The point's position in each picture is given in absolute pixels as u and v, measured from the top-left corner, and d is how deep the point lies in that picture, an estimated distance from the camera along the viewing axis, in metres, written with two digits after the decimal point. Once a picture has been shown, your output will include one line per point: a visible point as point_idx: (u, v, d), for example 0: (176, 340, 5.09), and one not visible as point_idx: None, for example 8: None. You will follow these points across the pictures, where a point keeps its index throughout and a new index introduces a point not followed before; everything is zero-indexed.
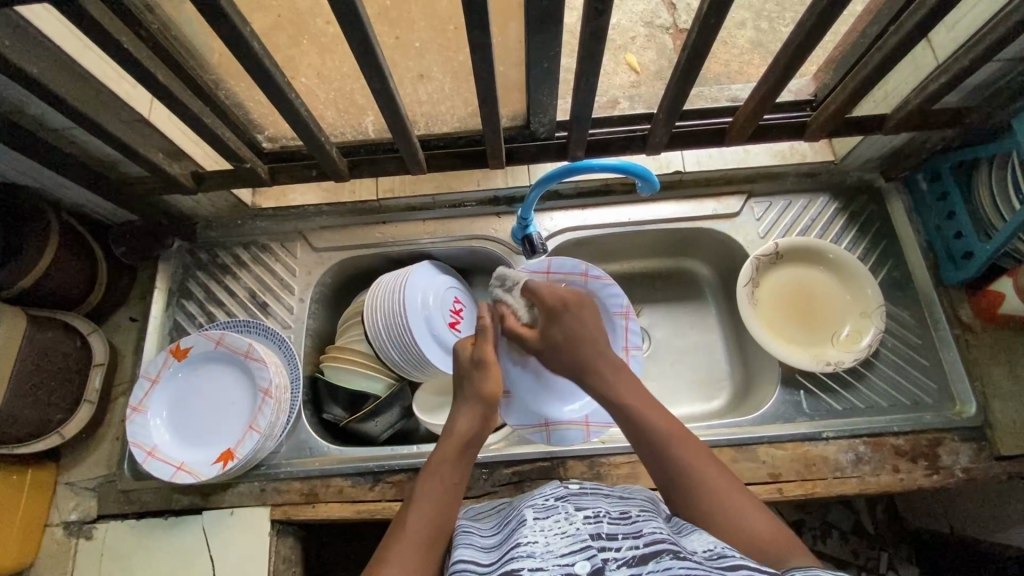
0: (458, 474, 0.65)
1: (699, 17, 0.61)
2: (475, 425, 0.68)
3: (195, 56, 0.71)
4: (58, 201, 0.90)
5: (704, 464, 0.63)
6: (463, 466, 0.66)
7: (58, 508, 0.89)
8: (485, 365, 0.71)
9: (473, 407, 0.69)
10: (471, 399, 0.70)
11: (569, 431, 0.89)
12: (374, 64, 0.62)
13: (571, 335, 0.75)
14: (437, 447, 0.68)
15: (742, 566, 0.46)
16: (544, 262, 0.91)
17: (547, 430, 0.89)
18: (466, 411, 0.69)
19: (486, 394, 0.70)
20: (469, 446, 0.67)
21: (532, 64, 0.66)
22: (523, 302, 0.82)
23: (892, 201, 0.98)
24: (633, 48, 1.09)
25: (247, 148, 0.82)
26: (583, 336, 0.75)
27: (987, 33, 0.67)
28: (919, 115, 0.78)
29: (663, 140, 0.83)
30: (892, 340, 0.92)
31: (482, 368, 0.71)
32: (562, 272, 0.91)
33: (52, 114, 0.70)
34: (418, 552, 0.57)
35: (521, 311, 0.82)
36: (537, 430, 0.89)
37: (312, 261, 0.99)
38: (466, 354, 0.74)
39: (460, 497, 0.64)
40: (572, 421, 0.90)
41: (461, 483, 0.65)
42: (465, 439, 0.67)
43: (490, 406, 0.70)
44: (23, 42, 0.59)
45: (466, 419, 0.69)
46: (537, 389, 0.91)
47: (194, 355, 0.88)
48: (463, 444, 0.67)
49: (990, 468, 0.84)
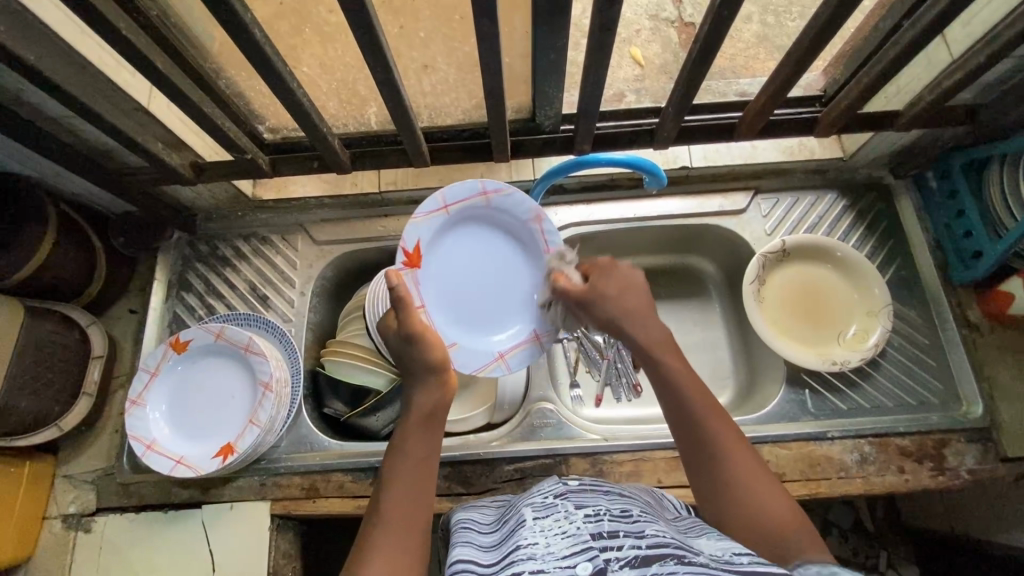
0: (427, 449, 0.61)
1: (711, 9, 0.60)
2: (434, 397, 0.64)
3: (195, 44, 0.69)
4: (56, 190, 0.89)
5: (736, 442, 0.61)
6: (433, 438, 0.63)
7: (57, 501, 0.89)
8: (416, 338, 0.66)
9: (428, 381, 0.65)
10: (420, 376, 0.66)
11: (523, 351, 0.81)
12: (378, 54, 0.61)
13: (621, 291, 0.70)
14: (399, 426, 0.64)
15: (749, 569, 0.45)
16: (436, 197, 0.76)
17: (503, 361, 0.81)
18: (423, 388, 0.65)
19: (432, 363, 0.66)
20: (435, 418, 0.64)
21: (539, 56, 0.65)
22: (581, 270, 0.75)
23: (901, 199, 0.97)
24: (638, 41, 1.08)
25: (248, 139, 0.81)
26: (625, 293, 0.70)
27: (1004, 28, 0.66)
28: (931, 112, 0.77)
29: (671, 135, 0.82)
30: (899, 340, 0.91)
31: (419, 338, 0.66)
32: (458, 201, 0.77)
33: (49, 102, 0.69)
34: (400, 533, 0.55)
35: (576, 276, 0.75)
36: (494, 366, 0.81)
37: (313, 254, 0.98)
38: (392, 333, 0.69)
39: (433, 470, 0.61)
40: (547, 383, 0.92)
41: (433, 455, 0.62)
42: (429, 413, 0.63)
43: (442, 373, 0.66)
44: (19, 29, 0.58)
45: (424, 394, 0.65)
46: (473, 324, 0.81)
47: (194, 348, 0.87)
48: (425, 419, 0.63)
49: (996, 469, 0.84)
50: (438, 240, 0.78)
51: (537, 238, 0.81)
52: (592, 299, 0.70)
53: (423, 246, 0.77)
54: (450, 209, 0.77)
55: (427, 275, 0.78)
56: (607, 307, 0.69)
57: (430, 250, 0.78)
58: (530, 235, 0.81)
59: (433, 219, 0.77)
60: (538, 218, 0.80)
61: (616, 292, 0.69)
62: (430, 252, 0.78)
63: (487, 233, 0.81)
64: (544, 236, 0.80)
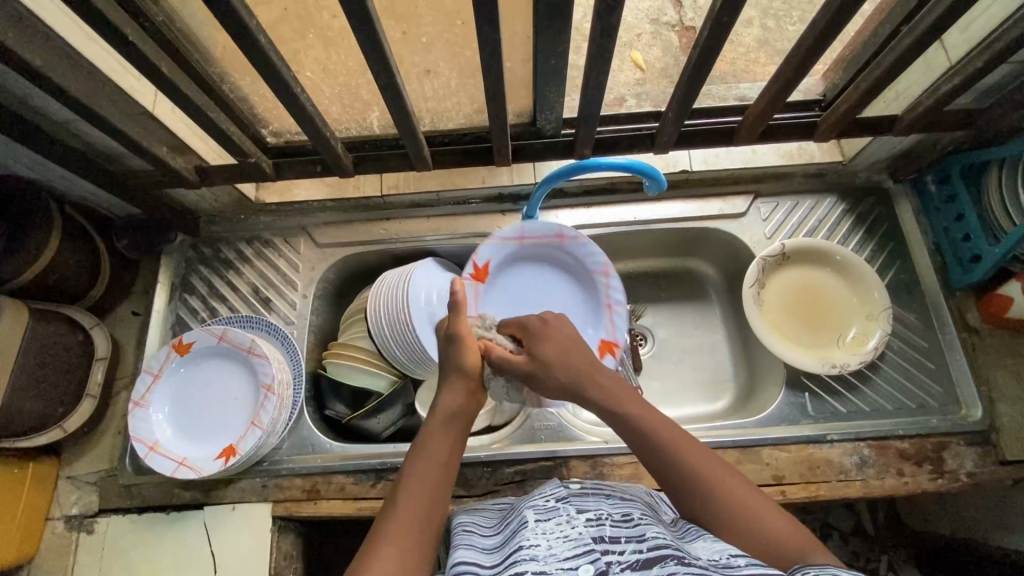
0: (452, 446, 0.62)
1: (711, 14, 0.61)
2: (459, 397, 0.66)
3: (199, 48, 0.70)
4: (61, 193, 0.90)
5: (713, 466, 0.59)
6: (457, 434, 0.64)
7: (59, 502, 0.89)
8: (459, 339, 0.71)
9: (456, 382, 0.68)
10: (450, 376, 0.69)
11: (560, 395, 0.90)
12: (380, 59, 0.62)
13: (563, 353, 0.70)
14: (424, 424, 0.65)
15: (748, 570, 0.46)
16: (516, 228, 0.91)
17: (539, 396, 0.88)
18: (450, 387, 0.68)
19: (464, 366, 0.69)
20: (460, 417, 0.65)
21: (540, 61, 0.65)
22: (511, 335, 0.77)
23: (900, 203, 0.97)
24: (639, 45, 1.09)
25: (251, 142, 0.82)
26: (568, 351, 0.70)
27: (1001, 33, 0.67)
28: (930, 116, 0.78)
29: (671, 139, 0.83)
30: (898, 344, 0.91)
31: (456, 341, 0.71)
32: (535, 236, 0.92)
33: (55, 106, 0.69)
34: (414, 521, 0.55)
35: (508, 342, 0.77)
36: (529, 398, 0.88)
37: (315, 257, 0.98)
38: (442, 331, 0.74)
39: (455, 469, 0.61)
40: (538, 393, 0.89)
41: (455, 451, 0.62)
42: (455, 411, 0.65)
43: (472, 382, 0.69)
44: (26, 33, 0.58)
45: (452, 394, 0.67)
46: None
47: (197, 350, 0.88)
48: (449, 417, 0.64)
49: (996, 472, 0.84)
50: (506, 265, 0.94)
51: (602, 288, 0.93)
52: (532, 372, 0.71)
53: (490, 266, 0.92)
54: (525, 241, 0.93)
55: (491, 290, 0.93)
56: (552, 372, 0.68)
57: (494, 271, 0.93)
58: (593, 283, 0.94)
59: (507, 247, 0.93)
60: (606, 273, 0.92)
61: (558, 355, 0.70)
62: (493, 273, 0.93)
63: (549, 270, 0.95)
64: (608, 290, 0.93)
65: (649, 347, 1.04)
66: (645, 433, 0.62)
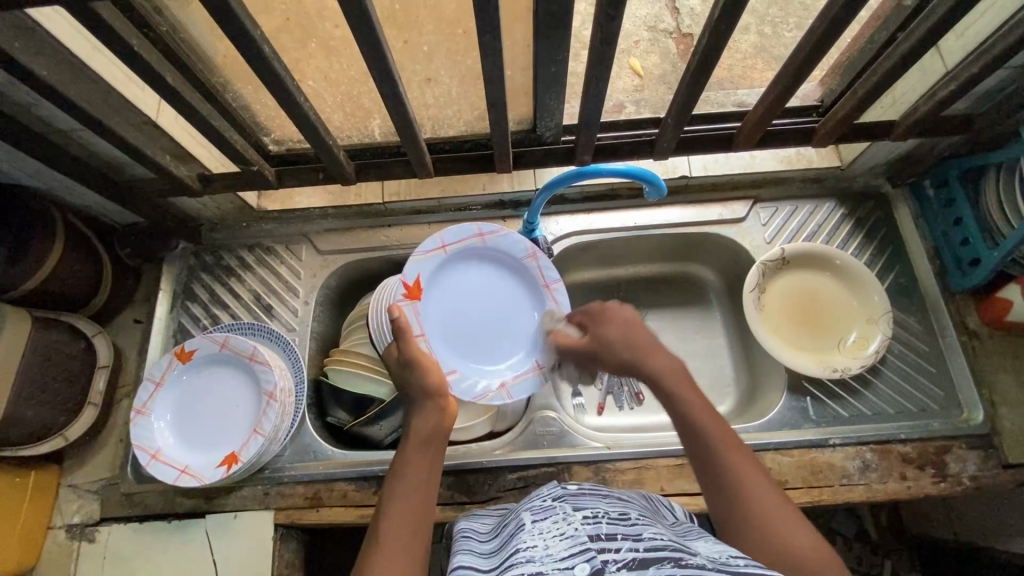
0: (428, 471, 0.63)
1: (709, 24, 0.62)
2: (434, 421, 0.68)
3: (201, 58, 0.70)
4: (64, 202, 0.90)
5: (753, 473, 0.58)
6: (433, 458, 0.65)
7: (61, 511, 0.89)
8: (414, 362, 0.73)
9: (430, 407, 0.69)
10: (421, 400, 0.70)
11: (522, 381, 0.87)
12: (383, 68, 0.63)
13: (624, 333, 0.72)
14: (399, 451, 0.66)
15: (744, 569, 0.46)
16: (436, 239, 0.86)
17: (504, 390, 0.86)
18: (423, 412, 0.69)
19: (432, 388, 0.71)
20: (432, 441, 0.66)
21: (540, 68, 0.66)
22: (575, 324, 0.83)
23: (898, 207, 0.98)
24: (637, 52, 1.09)
25: (254, 151, 0.82)
26: (627, 337, 0.72)
27: (995, 41, 0.67)
28: (927, 122, 0.78)
29: (670, 145, 0.83)
30: (898, 347, 0.92)
31: (415, 366, 0.73)
32: (459, 239, 0.87)
33: (60, 115, 0.70)
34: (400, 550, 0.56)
35: (573, 330, 0.83)
36: (494, 395, 0.85)
37: (317, 264, 0.99)
38: (393, 359, 0.78)
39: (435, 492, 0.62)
40: (488, 391, 0.85)
41: (432, 478, 0.63)
42: (427, 435, 0.66)
43: (440, 401, 0.70)
44: (33, 45, 0.59)
45: (423, 418, 0.68)
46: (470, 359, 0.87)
47: (198, 358, 0.88)
48: (422, 441, 0.66)
49: (998, 476, 0.84)
50: (441, 271, 0.88)
51: (534, 274, 0.89)
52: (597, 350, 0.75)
53: (425, 281, 0.86)
54: (446, 246, 0.87)
55: (427, 308, 0.86)
56: (611, 351, 0.72)
57: (428, 285, 0.86)
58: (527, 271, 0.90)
59: (433, 258, 0.87)
60: (535, 256, 0.89)
61: (620, 335, 0.72)
62: (432, 291, 0.87)
63: (485, 270, 0.90)
64: (544, 270, 0.89)
65: None
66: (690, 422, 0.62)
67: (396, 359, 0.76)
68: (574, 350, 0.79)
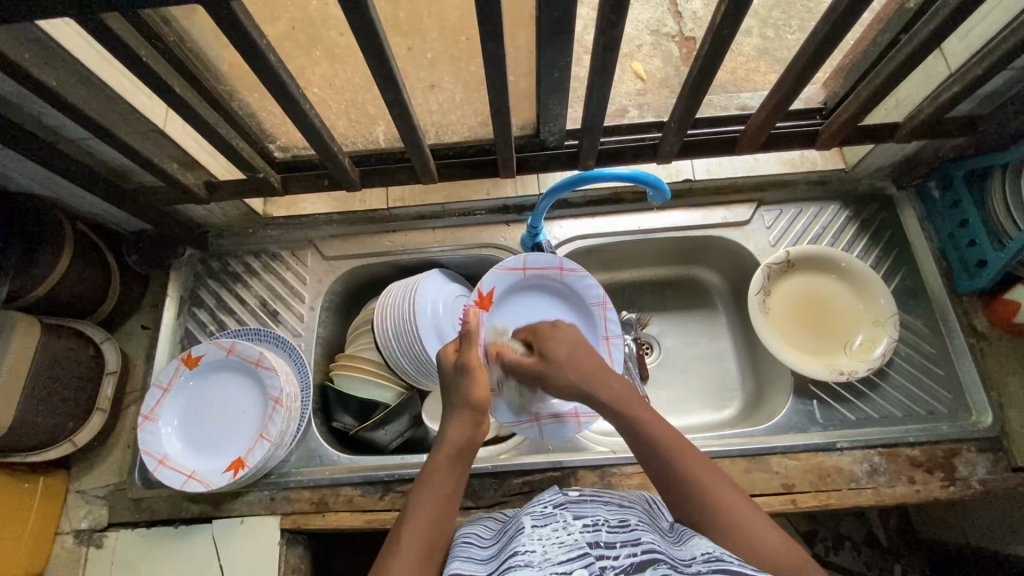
0: (452, 485, 0.63)
1: (712, 29, 0.62)
2: (465, 434, 0.67)
3: (208, 67, 0.71)
4: (73, 210, 0.91)
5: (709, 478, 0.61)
6: (461, 475, 0.64)
7: (69, 517, 0.90)
8: (469, 369, 0.72)
9: (461, 417, 0.69)
10: (458, 409, 0.70)
11: (559, 425, 0.90)
12: (387, 75, 0.63)
13: (565, 352, 0.75)
14: (429, 461, 0.66)
15: (738, 571, 0.47)
16: (520, 257, 0.90)
17: (538, 425, 0.89)
18: (454, 423, 0.69)
19: (474, 400, 0.70)
20: (463, 454, 0.66)
21: (544, 74, 0.66)
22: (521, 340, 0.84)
23: (904, 209, 0.97)
24: (640, 56, 1.10)
25: (260, 157, 0.83)
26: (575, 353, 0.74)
27: (998, 43, 0.67)
28: (931, 124, 0.78)
29: (674, 149, 0.83)
30: (905, 349, 0.91)
31: (466, 373, 0.72)
32: (538, 266, 0.91)
33: (69, 125, 0.71)
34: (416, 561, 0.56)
35: (519, 347, 0.83)
36: (528, 427, 0.89)
37: (322, 270, 0.99)
38: (450, 362, 0.75)
39: (456, 508, 0.62)
40: (522, 420, 0.89)
41: (457, 492, 0.63)
42: (457, 447, 0.66)
43: (477, 415, 0.69)
44: (43, 55, 0.60)
45: (455, 430, 0.68)
46: None
47: (206, 363, 0.89)
48: (454, 456, 0.65)
49: (1008, 479, 0.83)
50: (514, 293, 0.92)
51: (598, 321, 0.93)
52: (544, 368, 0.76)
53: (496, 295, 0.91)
54: (527, 271, 0.91)
55: (492, 320, 0.91)
56: (563, 372, 0.73)
57: (501, 299, 0.92)
58: (592, 316, 0.93)
59: (513, 276, 0.91)
60: (603, 306, 0.92)
61: (566, 353, 0.75)
62: (498, 306, 0.92)
63: (550, 301, 0.94)
64: (606, 322, 0.92)
65: (656, 355, 1.04)
66: (644, 437, 0.65)
67: (453, 362, 0.74)
68: (518, 367, 0.79)
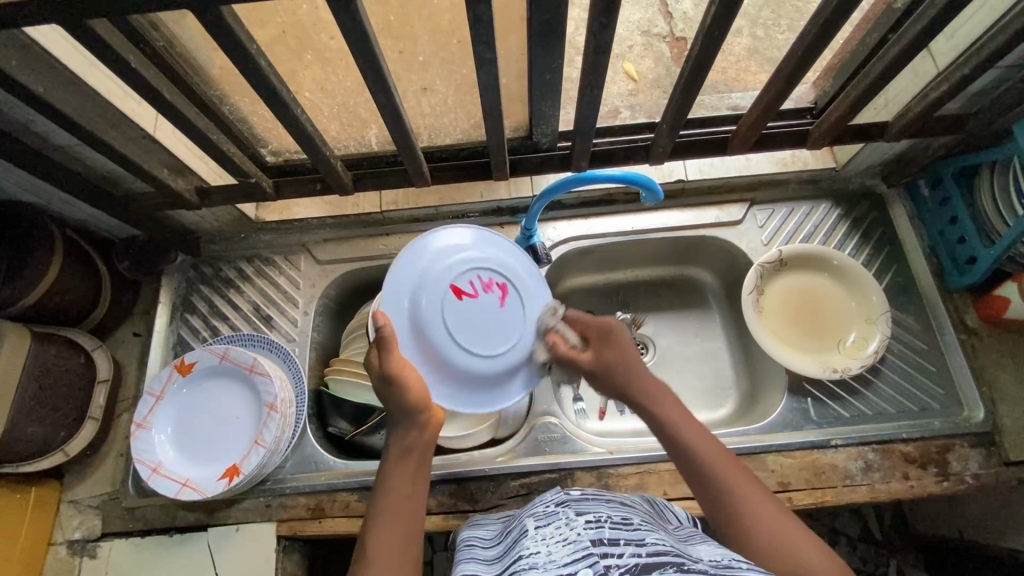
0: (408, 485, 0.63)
1: (702, 30, 0.62)
2: (409, 434, 0.66)
3: (199, 72, 0.70)
4: (61, 216, 0.90)
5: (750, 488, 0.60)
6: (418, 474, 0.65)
7: (62, 527, 0.89)
8: (395, 376, 0.67)
9: (403, 419, 0.67)
10: (400, 414, 0.67)
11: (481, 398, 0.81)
12: (378, 78, 0.63)
13: (624, 357, 0.74)
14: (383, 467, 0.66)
15: None
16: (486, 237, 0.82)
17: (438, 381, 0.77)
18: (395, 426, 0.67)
19: (409, 404, 0.66)
20: (410, 454, 0.66)
21: (535, 77, 0.66)
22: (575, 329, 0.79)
23: (894, 206, 0.98)
24: (632, 56, 1.10)
25: (251, 162, 0.83)
26: (629, 359, 0.73)
27: (986, 42, 0.68)
28: (920, 122, 0.79)
29: (665, 149, 0.84)
30: (897, 346, 0.92)
31: (394, 381, 0.67)
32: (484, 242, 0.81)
33: (57, 132, 0.70)
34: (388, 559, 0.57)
35: (572, 334, 0.79)
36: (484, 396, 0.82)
37: (315, 273, 0.99)
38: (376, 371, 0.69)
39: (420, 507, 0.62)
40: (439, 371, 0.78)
41: (415, 491, 0.63)
42: (403, 447, 0.66)
43: (421, 413, 0.67)
44: (30, 62, 0.59)
45: (399, 431, 0.67)
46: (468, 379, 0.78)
47: (197, 370, 0.88)
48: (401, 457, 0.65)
49: (1000, 473, 0.84)
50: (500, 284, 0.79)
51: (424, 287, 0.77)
52: (596, 371, 0.75)
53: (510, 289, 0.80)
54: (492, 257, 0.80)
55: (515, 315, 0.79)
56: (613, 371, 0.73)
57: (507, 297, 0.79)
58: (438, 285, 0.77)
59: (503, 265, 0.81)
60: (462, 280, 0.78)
61: (620, 356, 0.74)
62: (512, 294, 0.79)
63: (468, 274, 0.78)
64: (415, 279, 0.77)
65: (652, 355, 1.04)
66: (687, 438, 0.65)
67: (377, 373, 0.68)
68: (568, 357, 0.78)
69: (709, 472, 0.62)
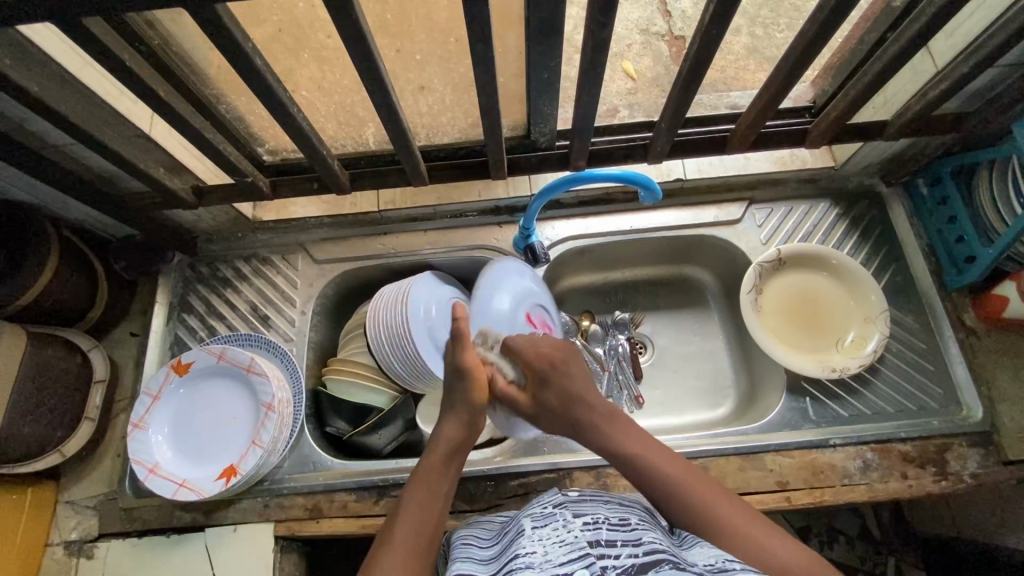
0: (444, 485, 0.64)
1: (701, 28, 0.62)
2: (459, 433, 0.69)
3: (195, 71, 0.70)
4: (57, 216, 0.90)
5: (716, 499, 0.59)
6: (451, 473, 0.66)
7: (58, 527, 0.88)
8: (469, 372, 0.71)
9: (459, 413, 0.70)
10: (458, 407, 0.71)
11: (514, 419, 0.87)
12: (375, 76, 0.62)
13: (562, 392, 0.71)
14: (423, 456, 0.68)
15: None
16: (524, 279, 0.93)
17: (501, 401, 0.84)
18: (452, 418, 0.70)
19: (469, 402, 0.71)
20: (456, 452, 0.68)
21: (533, 75, 0.66)
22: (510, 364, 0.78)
23: (893, 205, 0.98)
24: (630, 55, 1.09)
25: (247, 161, 0.82)
26: (566, 391, 0.71)
27: (985, 40, 0.67)
28: (919, 121, 0.79)
29: (664, 149, 0.83)
30: (896, 345, 0.92)
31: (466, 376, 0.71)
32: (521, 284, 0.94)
33: (51, 130, 0.70)
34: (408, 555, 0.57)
35: (509, 370, 0.78)
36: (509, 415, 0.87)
37: (313, 273, 0.99)
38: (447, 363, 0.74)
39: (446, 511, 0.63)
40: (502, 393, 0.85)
41: (448, 492, 0.65)
42: (450, 444, 0.68)
43: (473, 415, 0.71)
44: (24, 60, 0.59)
45: (451, 426, 0.69)
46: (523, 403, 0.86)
47: (195, 370, 0.88)
48: (449, 454, 0.67)
49: (999, 472, 0.84)
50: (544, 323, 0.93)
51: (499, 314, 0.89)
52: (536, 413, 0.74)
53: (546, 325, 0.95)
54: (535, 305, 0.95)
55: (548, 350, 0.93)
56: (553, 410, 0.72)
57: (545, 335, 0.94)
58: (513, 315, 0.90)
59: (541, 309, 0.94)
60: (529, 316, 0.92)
61: (557, 393, 0.72)
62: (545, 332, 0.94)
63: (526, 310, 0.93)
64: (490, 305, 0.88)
65: (649, 355, 1.05)
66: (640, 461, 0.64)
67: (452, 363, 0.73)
68: (509, 399, 0.76)
69: (672, 488, 0.61)
